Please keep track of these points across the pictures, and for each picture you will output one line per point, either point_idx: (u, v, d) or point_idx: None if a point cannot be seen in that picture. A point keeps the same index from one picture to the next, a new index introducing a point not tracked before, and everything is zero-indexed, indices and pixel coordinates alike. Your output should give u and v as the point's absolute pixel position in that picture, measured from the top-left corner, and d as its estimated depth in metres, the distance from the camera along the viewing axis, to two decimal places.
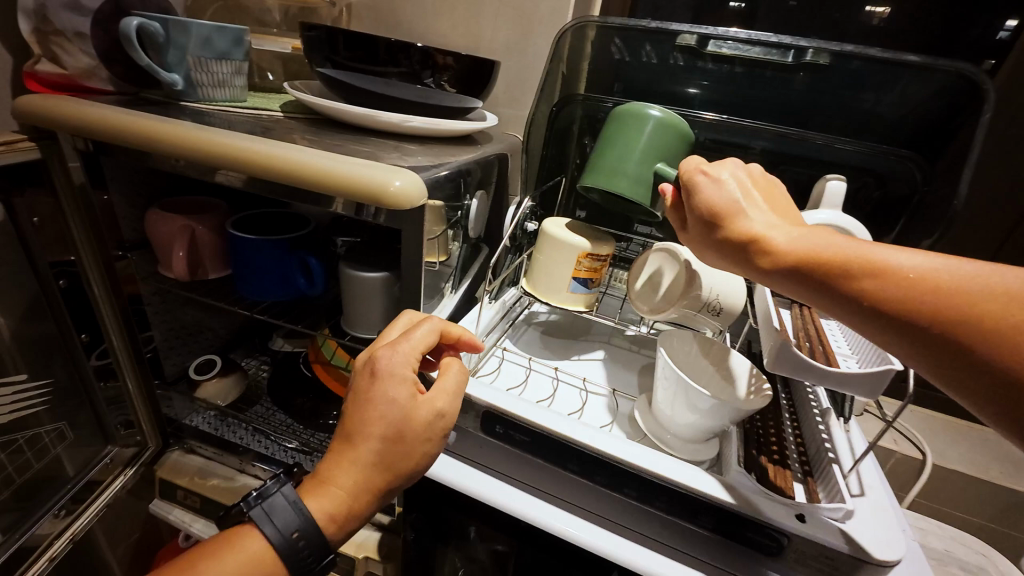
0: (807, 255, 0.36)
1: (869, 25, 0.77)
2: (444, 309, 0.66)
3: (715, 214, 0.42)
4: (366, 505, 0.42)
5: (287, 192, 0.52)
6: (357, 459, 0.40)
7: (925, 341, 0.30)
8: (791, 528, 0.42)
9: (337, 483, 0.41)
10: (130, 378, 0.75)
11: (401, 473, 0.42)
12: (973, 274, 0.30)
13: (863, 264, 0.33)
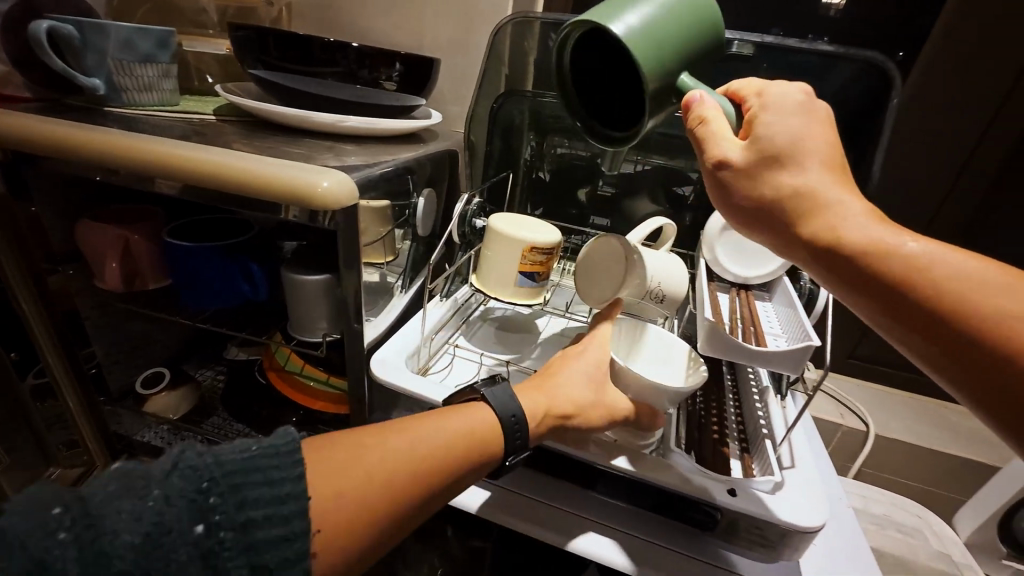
0: (867, 235, 0.34)
1: (829, 16, 0.82)
2: (393, 309, 0.65)
3: (782, 159, 0.37)
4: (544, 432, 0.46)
5: (221, 200, 0.51)
6: (566, 391, 0.48)
7: (956, 338, 0.32)
8: (721, 501, 0.44)
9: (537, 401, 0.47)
10: (72, 398, 0.72)
11: (592, 414, 0.47)
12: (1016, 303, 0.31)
13: (927, 258, 0.33)
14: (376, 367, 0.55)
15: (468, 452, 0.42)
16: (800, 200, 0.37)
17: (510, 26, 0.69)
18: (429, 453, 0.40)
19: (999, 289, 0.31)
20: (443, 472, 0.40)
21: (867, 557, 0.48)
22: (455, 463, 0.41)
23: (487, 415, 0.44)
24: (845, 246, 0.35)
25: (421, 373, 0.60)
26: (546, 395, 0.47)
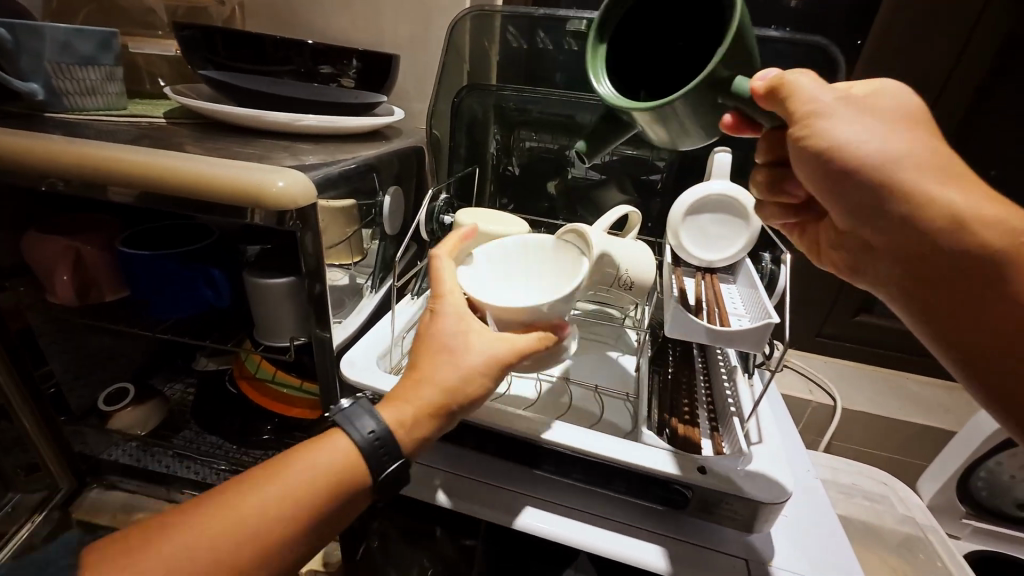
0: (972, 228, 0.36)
1: (786, 8, 0.86)
2: (363, 310, 0.64)
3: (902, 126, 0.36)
4: (429, 429, 0.42)
5: (172, 205, 0.50)
6: (443, 374, 0.42)
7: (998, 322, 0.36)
8: (690, 479, 0.45)
9: (412, 413, 0.41)
10: (28, 419, 0.69)
11: (469, 389, 0.42)
12: None
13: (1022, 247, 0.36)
14: (347, 369, 0.55)
15: (337, 490, 0.39)
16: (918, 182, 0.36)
17: (470, 19, 0.70)
18: (291, 507, 0.37)
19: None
20: (312, 519, 0.38)
21: (833, 526, 0.50)
22: (327, 503, 0.38)
23: (346, 447, 0.41)
24: (942, 232, 0.37)
25: (394, 372, 0.59)
26: (414, 410, 0.41)
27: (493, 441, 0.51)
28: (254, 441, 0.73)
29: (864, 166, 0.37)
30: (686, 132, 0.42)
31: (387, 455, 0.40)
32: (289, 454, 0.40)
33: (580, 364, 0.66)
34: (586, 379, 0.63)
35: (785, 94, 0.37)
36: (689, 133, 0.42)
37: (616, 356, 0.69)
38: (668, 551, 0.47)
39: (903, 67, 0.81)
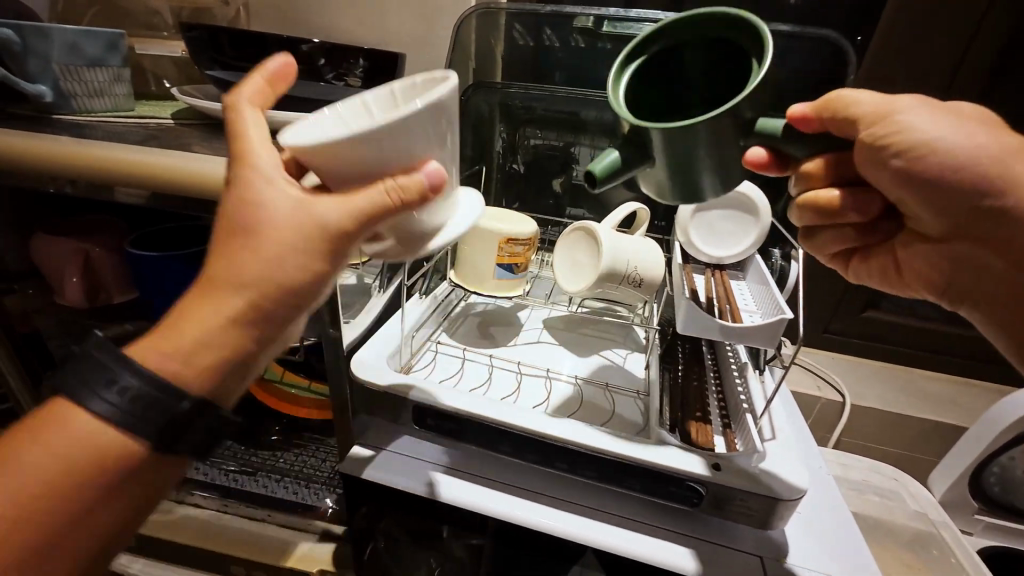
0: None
1: (791, 4, 0.86)
2: (372, 310, 0.63)
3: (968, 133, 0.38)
4: (243, 342, 0.33)
5: (182, 205, 0.50)
6: (253, 266, 0.32)
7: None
8: (703, 475, 0.44)
9: (200, 347, 0.33)
10: None
11: (286, 287, 0.33)
12: None
13: None
14: (357, 368, 0.55)
15: (103, 470, 0.33)
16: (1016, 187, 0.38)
17: (475, 17, 0.69)
18: (41, 490, 0.32)
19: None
20: (87, 497, 0.34)
21: (847, 522, 0.50)
22: (99, 478, 0.33)
23: (88, 424, 0.33)
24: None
25: (404, 372, 0.59)
26: (190, 347, 0.33)
27: (505, 440, 0.51)
28: (262, 443, 0.77)
29: (951, 170, 0.37)
30: (711, 173, 0.37)
31: (169, 408, 0.33)
32: (18, 433, 0.33)
33: (589, 363, 0.66)
34: (596, 377, 0.63)
35: (833, 107, 0.37)
36: (712, 176, 0.38)
37: (625, 354, 0.68)
38: (681, 550, 0.47)
39: (908, 62, 0.81)
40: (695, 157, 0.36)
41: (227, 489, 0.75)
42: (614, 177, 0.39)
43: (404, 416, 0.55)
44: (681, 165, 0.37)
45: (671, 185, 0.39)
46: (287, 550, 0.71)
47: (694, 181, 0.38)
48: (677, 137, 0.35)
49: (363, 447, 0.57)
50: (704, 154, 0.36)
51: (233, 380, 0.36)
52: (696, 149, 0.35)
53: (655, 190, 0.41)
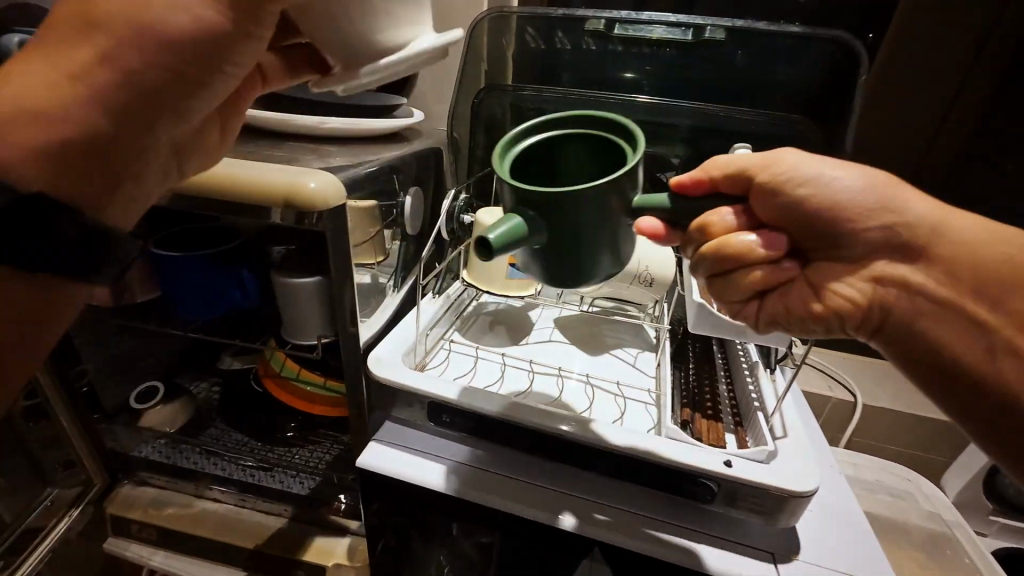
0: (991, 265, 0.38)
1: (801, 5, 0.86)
2: (386, 309, 0.65)
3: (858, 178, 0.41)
4: (83, 105, 0.28)
5: (205, 206, 0.51)
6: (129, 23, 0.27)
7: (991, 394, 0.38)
8: (716, 472, 0.45)
9: (38, 106, 0.27)
10: (63, 415, 0.71)
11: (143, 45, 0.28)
12: None
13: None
14: (374, 366, 0.56)
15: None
16: (906, 220, 0.39)
17: (488, 21, 0.70)
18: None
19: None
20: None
21: (860, 522, 0.50)
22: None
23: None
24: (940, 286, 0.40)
25: (418, 369, 0.60)
26: (16, 108, 0.27)
27: (519, 435, 0.52)
28: (277, 438, 0.77)
29: (843, 205, 0.40)
30: (600, 246, 0.38)
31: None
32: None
33: (601, 362, 0.67)
34: (608, 375, 0.64)
35: (717, 169, 0.42)
36: (590, 254, 0.38)
37: (636, 354, 0.69)
38: (695, 547, 0.47)
39: None
40: (589, 224, 0.37)
41: (246, 484, 0.77)
42: (514, 238, 0.35)
43: (419, 412, 0.56)
44: (577, 232, 0.37)
45: (562, 258, 0.39)
46: (304, 543, 0.72)
47: (583, 254, 0.38)
48: (575, 201, 0.36)
49: (378, 442, 0.58)
50: (596, 222, 0.37)
51: (99, 191, 0.31)
52: (587, 217, 0.36)
53: (544, 266, 0.40)
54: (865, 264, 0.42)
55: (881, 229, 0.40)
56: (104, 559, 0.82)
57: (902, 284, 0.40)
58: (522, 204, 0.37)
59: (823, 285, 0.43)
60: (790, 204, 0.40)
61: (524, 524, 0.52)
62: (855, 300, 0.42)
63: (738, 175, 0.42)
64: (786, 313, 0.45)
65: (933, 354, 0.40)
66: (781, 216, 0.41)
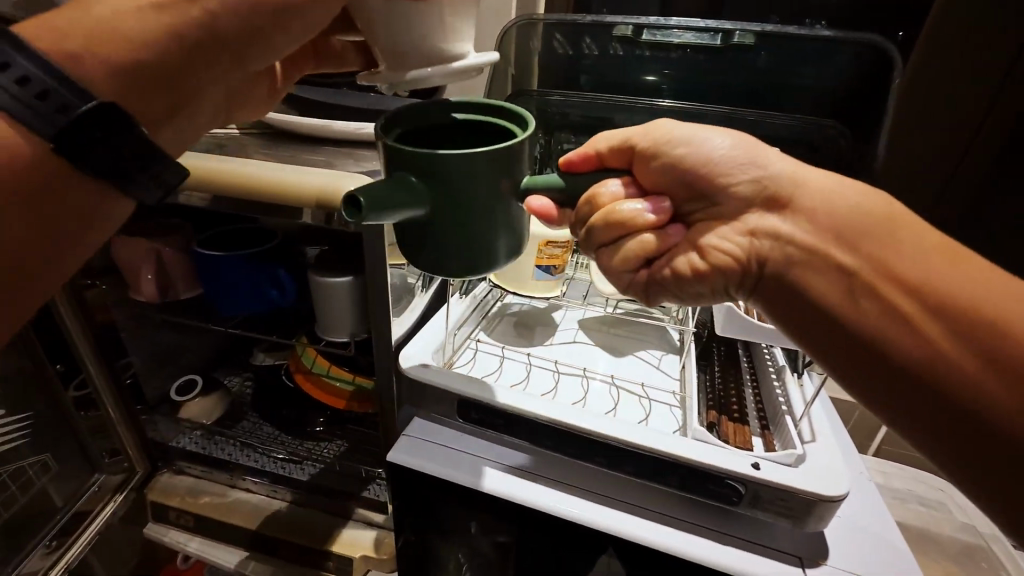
0: (850, 219, 0.38)
1: None
2: (415, 308, 0.65)
3: (730, 143, 0.42)
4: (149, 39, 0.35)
5: (249, 207, 0.54)
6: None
7: (899, 369, 0.35)
8: (744, 474, 0.45)
9: (108, 37, 0.34)
10: (112, 406, 0.74)
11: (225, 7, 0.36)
12: (966, 358, 0.33)
13: (938, 284, 0.35)
14: (405, 364, 0.58)
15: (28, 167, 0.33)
16: (770, 174, 0.41)
17: (516, 29, 0.72)
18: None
19: (962, 271, 0.35)
20: (31, 201, 0.34)
21: (890, 527, 0.50)
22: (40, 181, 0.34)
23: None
24: (842, 259, 0.38)
25: (447, 367, 0.62)
26: (95, 29, 0.34)
27: (545, 433, 0.54)
28: (308, 433, 0.81)
29: (714, 163, 0.42)
30: (484, 225, 0.38)
31: (70, 107, 0.33)
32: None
33: (625, 364, 0.67)
34: (631, 377, 0.64)
35: (597, 143, 0.46)
36: (471, 233, 0.38)
37: (660, 356, 0.70)
38: (721, 548, 0.48)
39: None
40: (474, 199, 0.37)
41: (278, 475, 0.79)
42: (390, 203, 0.34)
43: (448, 409, 0.57)
44: (461, 206, 0.37)
45: (447, 235, 0.38)
46: (333, 535, 0.75)
47: (468, 231, 0.38)
48: (464, 171, 0.36)
49: (405, 436, 0.59)
50: (481, 197, 0.37)
51: (150, 113, 0.37)
52: (472, 190, 0.37)
53: (424, 243, 0.39)
54: (739, 220, 0.42)
55: (750, 183, 0.41)
56: (142, 544, 0.86)
57: (775, 235, 0.40)
58: (406, 170, 0.36)
59: (706, 245, 0.43)
60: (666, 165, 0.43)
61: (550, 521, 0.53)
62: (735, 256, 0.42)
63: (622, 145, 0.45)
64: (674, 275, 0.44)
65: (817, 317, 0.39)
66: (658, 176, 0.43)
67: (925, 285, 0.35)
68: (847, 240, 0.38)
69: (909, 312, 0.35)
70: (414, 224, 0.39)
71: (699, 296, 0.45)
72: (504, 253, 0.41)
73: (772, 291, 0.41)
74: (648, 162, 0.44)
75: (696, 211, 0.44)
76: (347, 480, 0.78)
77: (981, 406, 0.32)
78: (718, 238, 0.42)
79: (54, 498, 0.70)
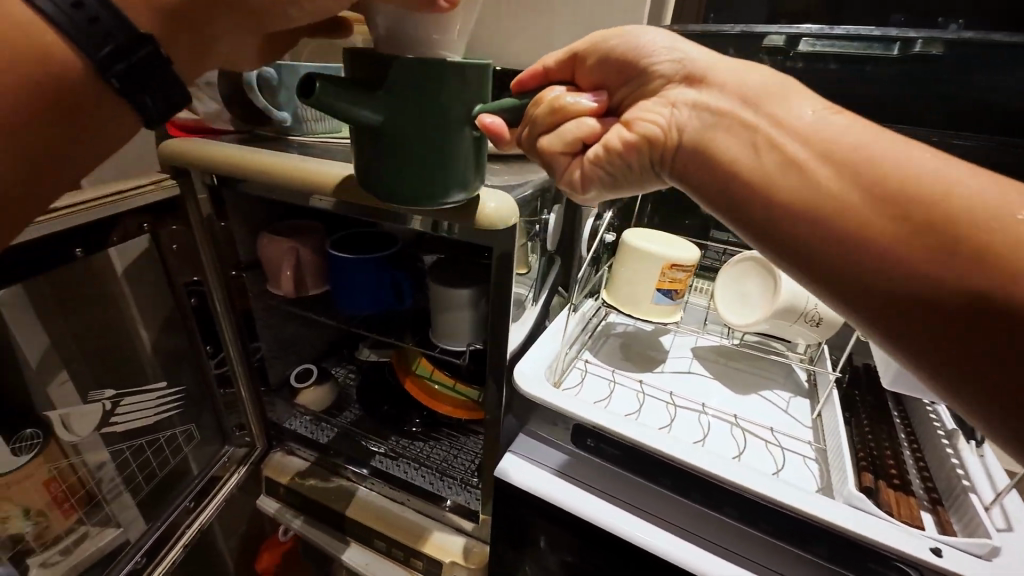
0: (914, 174, 0.30)
1: None
2: (526, 322, 0.64)
3: (652, 37, 0.41)
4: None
5: (386, 217, 0.57)
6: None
7: (898, 295, 0.29)
8: (924, 560, 0.39)
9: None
10: (243, 386, 0.81)
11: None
12: (962, 262, 0.27)
13: (898, 179, 0.30)
14: (520, 380, 0.57)
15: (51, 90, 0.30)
16: (691, 58, 0.40)
17: None
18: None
19: (917, 155, 0.31)
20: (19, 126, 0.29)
21: None
22: (45, 119, 0.30)
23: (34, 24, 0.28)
24: (792, 166, 0.33)
25: (556, 388, 0.60)
26: None
27: (666, 473, 0.51)
28: (403, 430, 0.86)
29: (639, 51, 0.41)
30: (444, 147, 0.40)
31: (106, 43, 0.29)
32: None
33: (749, 402, 0.62)
34: (759, 420, 0.59)
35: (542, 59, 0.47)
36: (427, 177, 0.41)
37: (788, 399, 0.63)
38: None
39: None
40: (439, 128, 0.39)
41: (377, 469, 0.83)
42: (351, 106, 0.37)
43: (562, 432, 0.56)
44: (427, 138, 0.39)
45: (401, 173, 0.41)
46: (424, 535, 0.77)
47: (433, 165, 0.40)
48: (430, 107, 0.38)
49: (510, 452, 0.59)
50: (442, 141, 0.40)
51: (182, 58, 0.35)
52: (437, 129, 0.39)
53: (380, 162, 0.41)
54: (662, 94, 0.40)
55: (670, 65, 0.40)
56: (249, 515, 0.94)
57: (693, 105, 0.38)
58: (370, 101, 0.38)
59: (633, 116, 0.41)
60: (598, 58, 0.43)
61: (641, 555, 0.51)
62: (659, 126, 0.39)
63: (565, 56, 0.45)
64: (605, 151, 0.42)
65: (863, 285, 0.31)
66: (595, 73, 0.44)
67: (876, 180, 0.31)
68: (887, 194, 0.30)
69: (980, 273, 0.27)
70: (374, 141, 0.40)
71: (628, 178, 0.43)
72: (461, 181, 0.42)
73: (713, 181, 0.37)
74: (581, 64, 0.44)
75: (624, 98, 0.43)
76: (440, 483, 0.80)
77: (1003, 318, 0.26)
78: (648, 109, 0.40)
79: (192, 466, 0.78)
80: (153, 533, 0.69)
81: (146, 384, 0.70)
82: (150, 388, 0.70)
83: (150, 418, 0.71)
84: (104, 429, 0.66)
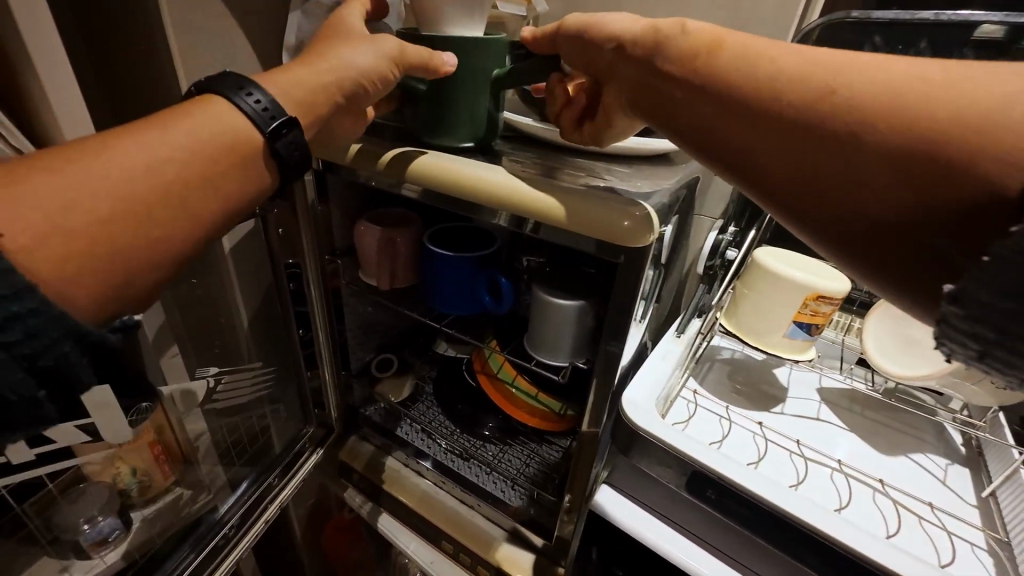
0: (805, 96, 0.33)
1: None
2: (634, 343, 0.56)
3: (594, 25, 0.45)
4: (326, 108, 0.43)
5: (481, 213, 0.51)
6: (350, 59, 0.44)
7: (790, 181, 0.34)
8: None
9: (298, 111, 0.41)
10: (328, 370, 0.80)
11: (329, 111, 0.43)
12: (828, 140, 0.32)
13: (770, 72, 0.35)
14: (631, 411, 0.51)
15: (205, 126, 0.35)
16: (625, 38, 0.43)
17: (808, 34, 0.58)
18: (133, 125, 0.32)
19: (809, 49, 0.35)
20: (208, 181, 0.35)
21: None
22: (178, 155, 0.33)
23: (239, 124, 0.37)
24: (684, 96, 0.39)
25: (664, 419, 0.54)
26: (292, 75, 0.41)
27: (813, 545, 0.43)
28: (477, 432, 0.81)
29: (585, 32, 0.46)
30: (462, 99, 0.52)
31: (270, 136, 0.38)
32: (159, 118, 0.35)
33: (898, 468, 0.53)
34: (915, 492, 0.50)
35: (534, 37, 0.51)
36: (450, 116, 0.53)
37: (945, 467, 0.54)
38: None
39: None
40: (460, 78, 0.51)
41: (447, 468, 0.82)
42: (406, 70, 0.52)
43: (677, 476, 0.49)
44: (452, 84, 0.51)
45: (431, 111, 0.54)
46: (495, 545, 0.74)
47: (454, 104, 0.53)
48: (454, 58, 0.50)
49: (611, 486, 0.58)
50: (461, 87, 0.52)
51: None
52: (457, 78, 0.51)
53: (419, 112, 0.55)
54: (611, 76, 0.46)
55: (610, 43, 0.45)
56: (317, 488, 0.97)
57: (627, 81, 0.44)
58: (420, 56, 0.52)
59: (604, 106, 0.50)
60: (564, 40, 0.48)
61: None
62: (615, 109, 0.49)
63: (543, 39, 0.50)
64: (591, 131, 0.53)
65: (767, 182, 0.36)
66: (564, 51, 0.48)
67: (753, 88, 0.35)
68: (769, 113, 0.35)
69: (847, 153, 0.31)
70: (417, 99, 0.54)
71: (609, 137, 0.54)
72: (474, 128, 0.54)
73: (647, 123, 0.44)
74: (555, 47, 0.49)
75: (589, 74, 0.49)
76: (511, 492, 0.78)
77: (862, 191, 0.31)
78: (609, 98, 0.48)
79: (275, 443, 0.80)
80: (240, 502, 0.68)
81: (246, 363, 0.75)
82: (250, 368, 0.74)
83: (250, 396, 0.76)
84: (206, 404, 0.69)
